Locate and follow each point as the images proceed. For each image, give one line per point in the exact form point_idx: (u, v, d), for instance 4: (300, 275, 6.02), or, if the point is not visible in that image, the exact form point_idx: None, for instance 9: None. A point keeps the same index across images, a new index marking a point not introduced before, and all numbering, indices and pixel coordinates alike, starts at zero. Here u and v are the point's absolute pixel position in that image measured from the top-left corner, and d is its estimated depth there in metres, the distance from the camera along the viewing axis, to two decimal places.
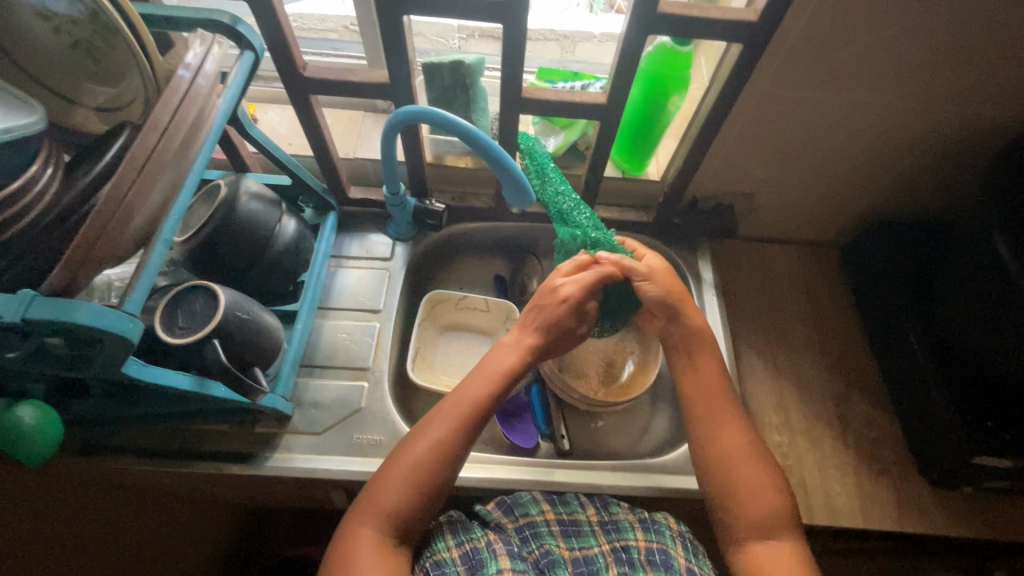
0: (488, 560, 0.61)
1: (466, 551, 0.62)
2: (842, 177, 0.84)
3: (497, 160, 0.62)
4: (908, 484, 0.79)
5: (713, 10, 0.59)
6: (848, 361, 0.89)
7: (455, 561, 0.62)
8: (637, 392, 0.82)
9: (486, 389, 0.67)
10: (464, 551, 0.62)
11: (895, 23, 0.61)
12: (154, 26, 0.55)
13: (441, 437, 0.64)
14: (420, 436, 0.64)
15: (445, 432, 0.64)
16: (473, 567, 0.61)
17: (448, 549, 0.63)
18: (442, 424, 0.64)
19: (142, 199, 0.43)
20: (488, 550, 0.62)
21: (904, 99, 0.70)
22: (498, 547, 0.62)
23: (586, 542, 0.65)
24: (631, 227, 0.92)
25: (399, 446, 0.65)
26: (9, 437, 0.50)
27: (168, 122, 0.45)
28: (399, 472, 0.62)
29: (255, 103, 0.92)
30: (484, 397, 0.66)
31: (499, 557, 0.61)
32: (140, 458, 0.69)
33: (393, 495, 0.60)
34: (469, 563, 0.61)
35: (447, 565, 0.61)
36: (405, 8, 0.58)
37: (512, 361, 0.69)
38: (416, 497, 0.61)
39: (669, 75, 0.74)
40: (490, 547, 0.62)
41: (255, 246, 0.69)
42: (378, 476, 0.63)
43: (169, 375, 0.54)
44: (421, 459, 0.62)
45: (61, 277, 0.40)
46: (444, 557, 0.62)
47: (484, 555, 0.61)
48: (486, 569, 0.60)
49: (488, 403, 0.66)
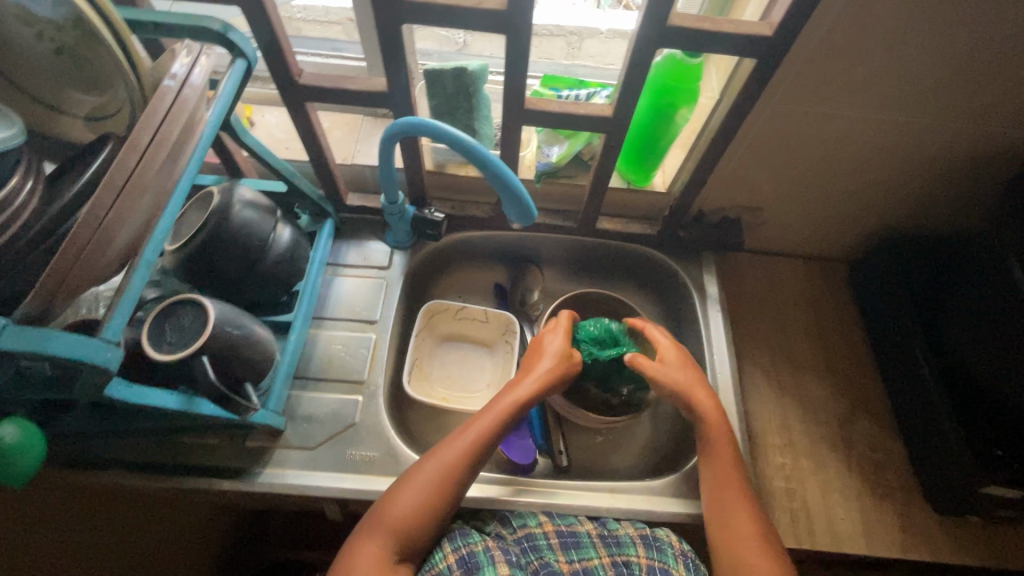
0: (485, 563, 0.59)
1: (462, 556, 0.61)
2: (855, 192, 0.82)
3: (499, 175, 0.60)
4: (911, 506, 0.77)
5: (725, 23, 0.56)
6: (854, 379, 0.87)
7: (452, 569, 0.60)
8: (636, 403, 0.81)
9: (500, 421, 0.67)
10: (459, 556, 0.61)
11: (915, 39, 0.58)
12: (142, 31, 0.52)
13: (453, 459, 0.63)
14: (431, 457, 0.64)
15: (458, 457, 0.63)
16: (469, 571, 0.59)
17: (444, 559, 0.61)
18: (453, 446, 0.64)
19: (122, 220, 0.41)
20: (486, 555, 0.60)
21: (922, 116, 0.68)
22: (495, 553, 0.61)
23: (587, 553, 0.63)
24: (634, 238, 0.90)
25: (411, 467, 0.64)
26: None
27: (150, 140, 0.42)
28: (411, 492, 0.61)
29: (252, 105, 0.90)
30: (495, 428, 0.66)
31: (497, 563, 0.59)
32: (129, 471, 0.68)
33: (404, 513, 0.60)
34: (465, 567, 0.59)
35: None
36: (403, 15, 0.55)
37: (524, 395, 0.69)
38: (427, 518, 0.60)
39: (678, 87, 0.71)
40: (487, 552, 0.61)
41: (248, 256, 0.67)
42: (388, 495, 0.62)
43: (157, 395, 0.53)
44: (433, 480, 0.62)
45: (34, 307, 0.38)
46: (441, 566, 0.60)
47: (481, 559, 0.60)
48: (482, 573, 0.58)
49: (498, 433, 0.66)
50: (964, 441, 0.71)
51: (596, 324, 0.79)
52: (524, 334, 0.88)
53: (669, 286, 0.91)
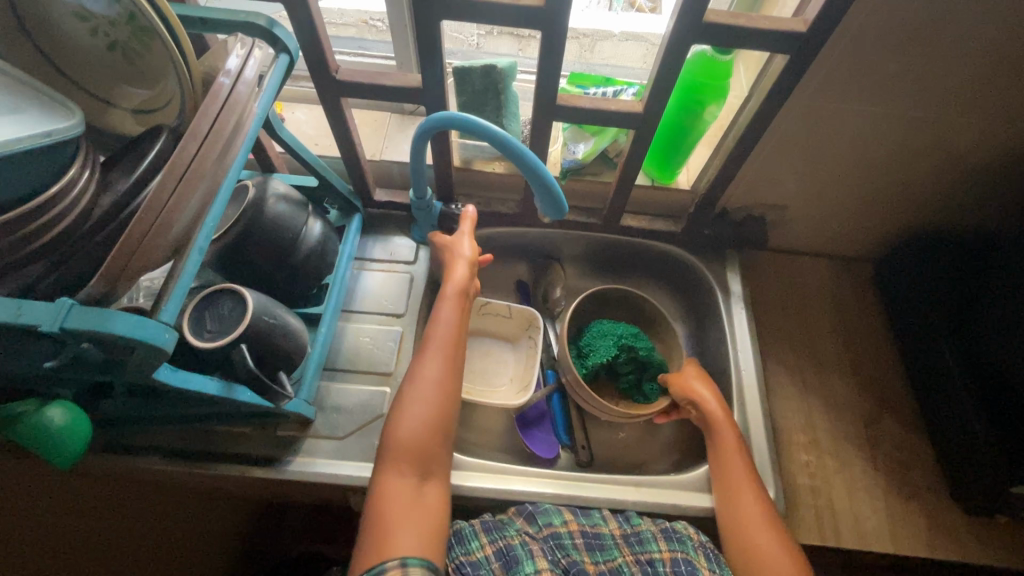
0: (523, 557, 0.60)
1: (500, 548, 0.61)
2: (881, 190, 0.82)
3: (533, 170, 0.60)
4: (937, 506, 0.77)
5: (760, 20, 0.57)
6: (878, 378, 0.87)
7: (489, 560, 0.60)
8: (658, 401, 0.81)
9: (454, 325, 0.70)
10: (497, 548, 0.61)
11: (949, 37, 0.59)
12: (192, 28, 0.54)
13: (437, 378, 0.66)
14: (415, 376, 0.66)
15: (440, 375, 0.66)
16: (508, 563, 0.60)
17: (481, 548, 0.62)
18: (430, 362, 0.67)
19: (181, 207, 0.43)
20: (523, 548, 0.61)
21: (954, 113, 0.68)
22: (533, 548, 0.61)
23: (610, 554, 0.63)
24: (657, 236, 0.91)
25: (399, 397, 0.66)
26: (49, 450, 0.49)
27: (207, 130, 0.44)
28: (412, 416, 0.63)
29: (281, 103, 0.92)
30: (450, 329, 0.69)
31: (537, 558, 0.60)
32: (165, 458, 0.69)
33: (412, 437, 0.62)
34: (504, 560, 0.60)
35: (482, 567, 0.60)
36: (441, 13, 0.57)
37: (454, 285, 0.73)
38: (433, 436, 0.63)
39: (706, 84, 0.72)
40: (525, 546, 0.61)
41: (281, 248, 0.68)
42: (390, 425, 0.64)
43: (199, 380, 0.54)
44: (429, 401, 0.64)
45: (100, 287, 0.39)
46: (479, 557, 0.61)
47: (519, 552, 0.60)
48: (521, 567, 0.59)
49: (455, 331, 0.70)
50: (989, 434, 0.71)
51: (612, 323, 0.84)
52: (548, 329, 0.88)
53: (693, 283, 0.92)
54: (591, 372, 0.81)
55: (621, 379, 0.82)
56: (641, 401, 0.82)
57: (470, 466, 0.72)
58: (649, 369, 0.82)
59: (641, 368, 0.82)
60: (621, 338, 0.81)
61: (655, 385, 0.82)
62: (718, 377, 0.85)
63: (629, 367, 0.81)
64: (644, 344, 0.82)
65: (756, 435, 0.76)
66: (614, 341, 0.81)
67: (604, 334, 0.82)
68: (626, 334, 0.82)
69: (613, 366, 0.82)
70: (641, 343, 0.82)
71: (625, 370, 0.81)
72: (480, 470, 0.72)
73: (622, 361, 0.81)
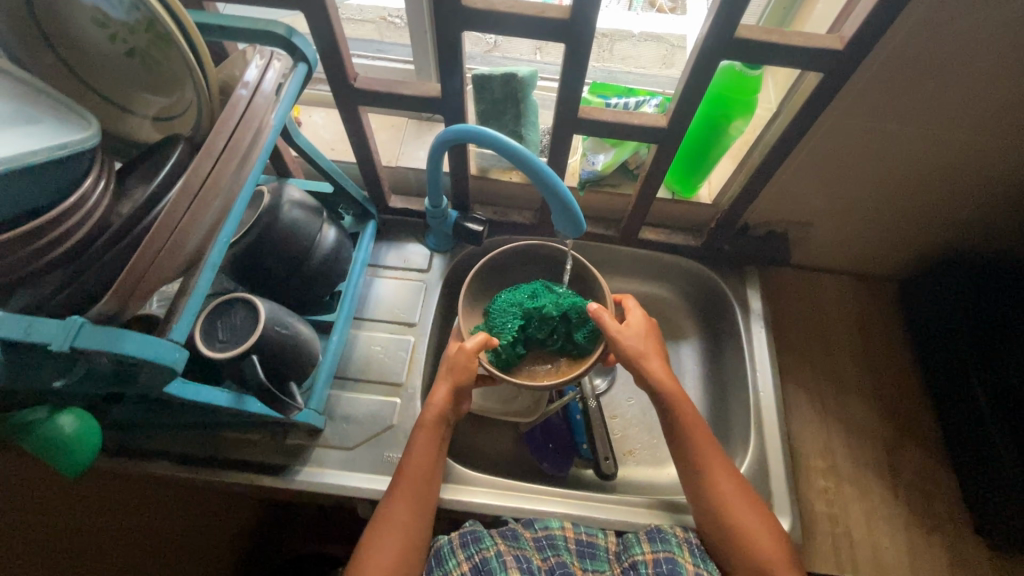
0: (497, 570, 0.57)
1: (475, 564, 0.58)
2: (914, 209, 0.79)
3: (549, 185, 0.57)
4: (961, 540, 0.75)
5: (794, 36, 0.54)
6: (902, 404, 0.84)
7: None
8: (597, 345, 0.65)
9: (429, 454, 0.64)
10: (473, 564, 0.58)
11: (991, 56, 0.56)
12: (211, 35, 0.53)
13: (405, 520, 0.61)
14: (386, 516, 0.61)
15: (409, 514, 0.61)
16: None
17: (458, 567, 0.59)
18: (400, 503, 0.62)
19: (194, 225, 0.42)
20: (498, 561, 0.57)
21: (993, 135, 0.65)
22: (508, 559, 0.58)
23: (601, 566, 0.61)
24: (676, 249, 0.89)
25: (365, 541, 0.60)
26: (82, 443, 0.45)
27: (223, 146, 0.44)
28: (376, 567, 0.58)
29: (300, 106, 0.92)
30: (423, 461, 0.64)
31: (509, 569, 0.57)
32: (178, 465, 0.69)
33: None
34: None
35: None
36: (463, 24, 0.55)
37: (430, 414, 0.65)
38: None
39: (733, 99, 0.70)
40: (500, 558, 0.58)
41: (295, 254, 0.67)
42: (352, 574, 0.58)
43: (210, 393, 0.53)
44: (396, 548, 0.59)
45: (111, 306, 0.39)
46: None
47: (493, 565, 0.57)
48: None
49: (427, 463, 0.64)
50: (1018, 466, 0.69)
51: (510, 292, 0.68)
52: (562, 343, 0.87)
53: (710, 297, 0.90)
54: (509, 360, 0.64)
55: (548, 346, 0.66)
56: (582, 352, 0.65)
57: (480, 482, 0.72)
58: (566, 319, 0.64)
59: (556, 321, 0.64)
60: (519, 306, 0.65)
61: (586, 325, 0.65)
62: (735, 396, 0.82)
63: (547, 330, 0.65)
64: (549, 298, 0.65)
65: (772, 458, 0.74)
66: (514, 312, 0.65)
67: (505, 307, 0.66)
68: (522, 297, 0.66)
69: (529, 337, 0.65)
70: (543, 298, 0.65)
71: (544, 337, 0.65)
72: (488, 487, 0.71)
73: (533, 328, 0.64)
